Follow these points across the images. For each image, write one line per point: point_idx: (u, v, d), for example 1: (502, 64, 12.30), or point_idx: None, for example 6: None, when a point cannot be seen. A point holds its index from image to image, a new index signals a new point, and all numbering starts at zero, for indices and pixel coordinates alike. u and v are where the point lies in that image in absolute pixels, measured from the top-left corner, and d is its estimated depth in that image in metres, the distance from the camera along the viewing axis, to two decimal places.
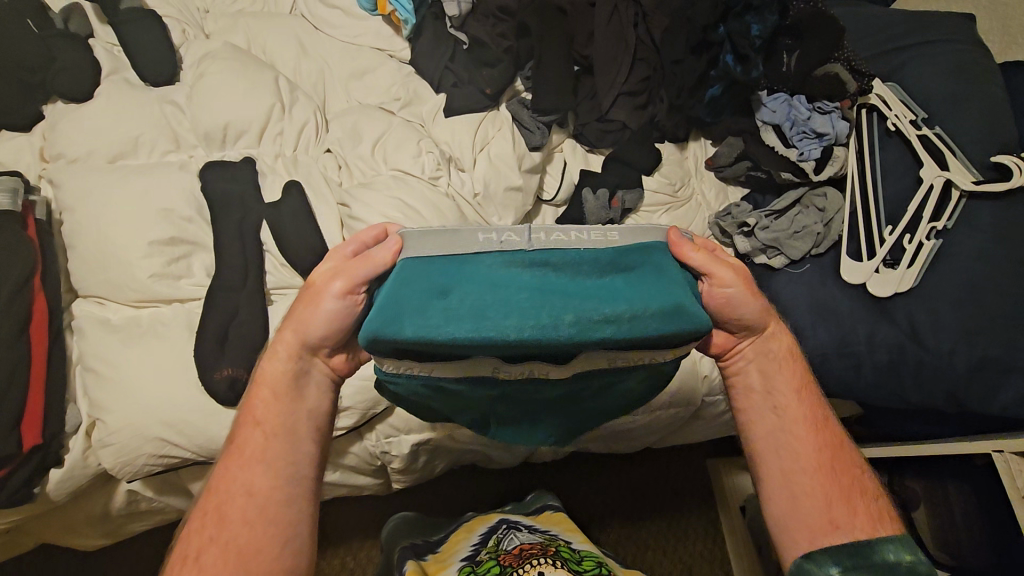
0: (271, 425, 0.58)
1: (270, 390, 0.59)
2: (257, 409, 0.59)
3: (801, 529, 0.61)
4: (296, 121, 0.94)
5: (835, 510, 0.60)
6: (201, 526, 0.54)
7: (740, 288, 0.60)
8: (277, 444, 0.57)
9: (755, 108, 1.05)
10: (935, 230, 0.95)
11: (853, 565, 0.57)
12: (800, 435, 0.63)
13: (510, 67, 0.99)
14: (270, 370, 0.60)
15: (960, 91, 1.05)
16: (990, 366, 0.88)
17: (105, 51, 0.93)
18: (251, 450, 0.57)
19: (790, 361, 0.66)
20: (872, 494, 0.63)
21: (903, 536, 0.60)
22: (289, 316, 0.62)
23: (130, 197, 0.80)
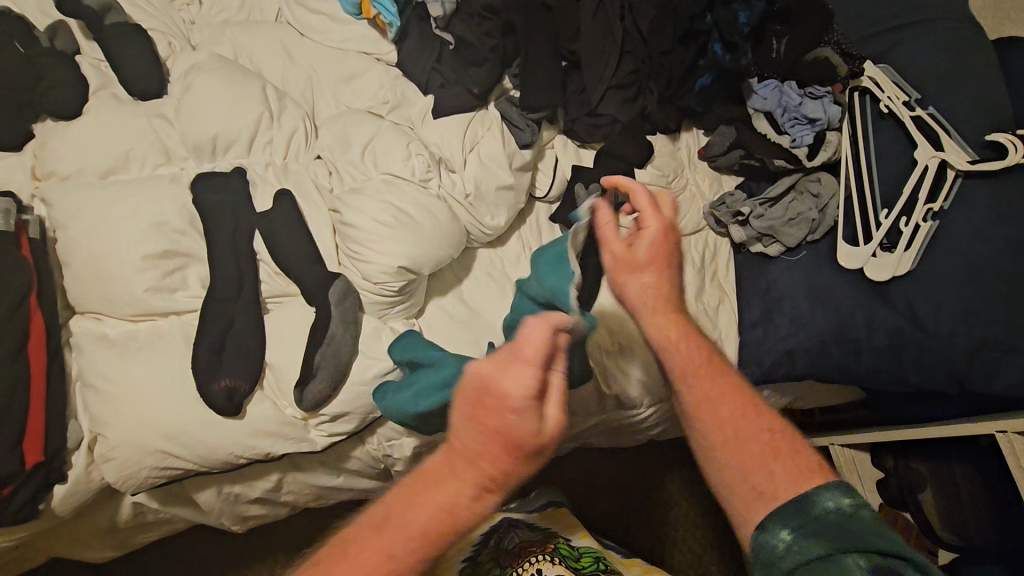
0: (409, 519, 0.48)
1: (497, 460, 0.47)
2: (419, 491, 0.49)
3: (741, 497, 0.60)
4: (285, 128, 0.94)
5: (760, 475, 0.60)
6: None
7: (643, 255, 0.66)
8: (410, 545, 0.48)
9: (746, 96, 1.04)
10: (931, 211, 0.95)
11: (799, 524, 0.55)
12: (715, 406, 0.64)
13: (497, 66, 0.98)
14: (500, 441, 0.46)
15: (953, 70, 1.04)
16: (990, 346, 0.88)
17: (91, 67, 0.93)
18: (381, 550, 0.48)
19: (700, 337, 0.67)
20: (800, 449, 0.62)
21: (846, 485, 0.57)
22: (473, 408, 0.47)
23: (123, 212, 0.80)
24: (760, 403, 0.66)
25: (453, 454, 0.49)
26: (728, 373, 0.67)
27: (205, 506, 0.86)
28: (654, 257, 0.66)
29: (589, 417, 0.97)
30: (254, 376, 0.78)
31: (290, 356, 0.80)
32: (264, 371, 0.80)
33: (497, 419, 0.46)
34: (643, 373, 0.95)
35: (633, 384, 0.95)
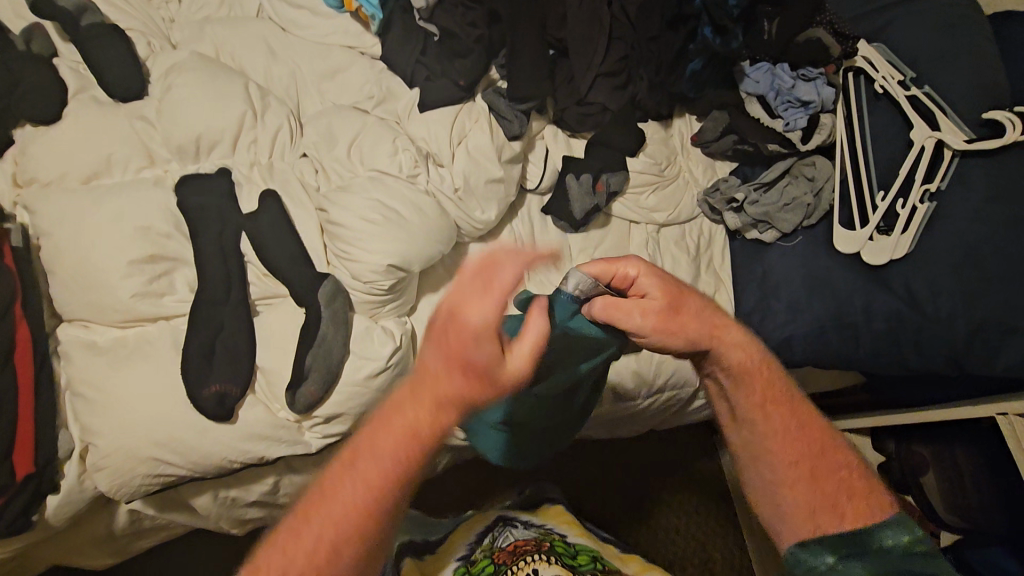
0: (390, 467, 0.47)
1: (433, 406, 0.46)
2: (380, 440, 0.47)
3: (788, 521, 0.62)
4: (269, 127, 0.92)
5: (820, 510, 0.61)
6: (284, 566, 0.46)
7: (655, 333, 0.63)
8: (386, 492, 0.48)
9: (738, 79, 1.03)
10: (928, 192, 0.93)
11: (851, 551, 0.57)
12: (777, 443, 0.64)
13: (483, 56, 0.96)
14: (427, 390, 0.46)
15: (948, 48, 1.02)
16: (990, 327, 0.87)
17: (70, 70, 0.91)
18: (367, 485, 0.48)
19: (771, 374, 0.67)
20: (862, 483, 0.63)
21: (904, 520, 0.58)
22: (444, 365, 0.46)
23: (107, 217, 0.79)
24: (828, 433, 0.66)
25: (396, 400, 0.48)
26: (798, 409, 0.67)
27: (202, 511, 0.85)
28: (669, 323, 0.63)
29: None
30: (245, 380, 0.77)
31: (281, 359, 0.80)
32: (254, 374, 0.80)
33: (425, 369, 0.46)
34: (640, 365, 0.94)
35: (631, 376, 0.94)
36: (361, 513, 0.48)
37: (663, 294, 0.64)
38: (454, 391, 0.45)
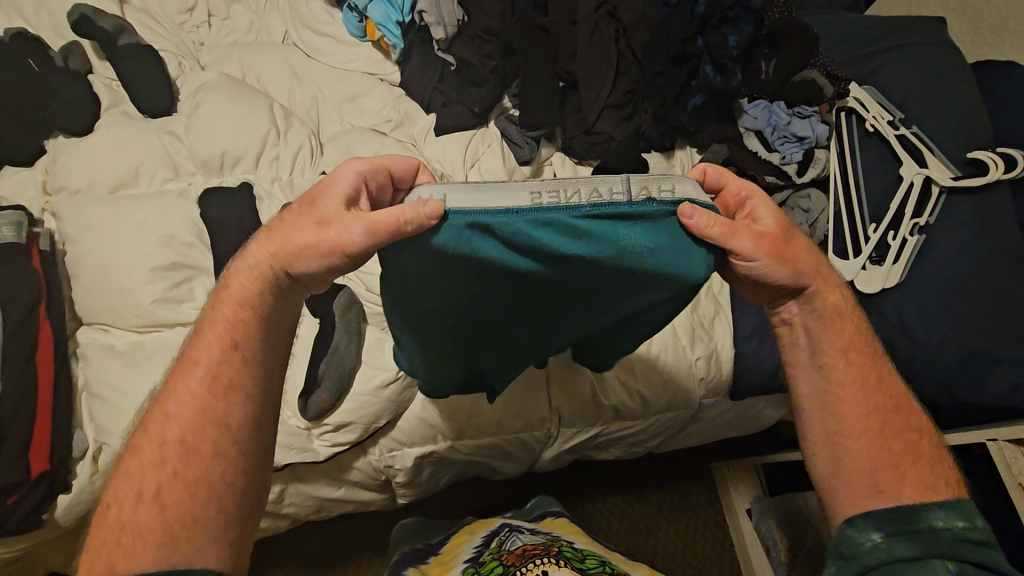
0: (208, 387, 0.54)
1: (240, 309, 0.56)
2: (195, 366, 0.55)
3: (846, 487, 0.61)
4: (291, 145, 0.96)
5: (881, 475, 0.59)
6: (147, 471, 0.51)
7: (765, 259, 0.56)
8: (214, 372, 0.54)
9: (738, 115, 1.08)
10: (918, 226, 0.98)
11: (898, 532, 0.56)
12: (847, 397, 0.62)
13: (497, 86, 1.02)
14: (238, 285, 0.56)
15: (934, 92, 1.08)
16: (978, 356, 0.91)
17: (104, 86, 0.96)
18: (190, 408, 0.53)
19: (855, 321, 0.65)
20: (926, 452, 0.61)
21: (964, 507, 0.57)
22: (274, 229, 0.56)
23: (133, 225, 0.82)
24: (903, 399, 0.64)
25: (211, 317, 0.57)
26: (874, 365, 0.64)
27: None
28: (781, 254, 0.57)
29: (588, 427, 0.99)
30: None
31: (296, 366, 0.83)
32: None
33: (232, 283, 0.57)
34: (642, 386, 0.96)
35: (631, 396, 0.96)
36: (194, 443, 0.52)
37: (778, 226, 0.59)
38: (253, 292, 0.56)
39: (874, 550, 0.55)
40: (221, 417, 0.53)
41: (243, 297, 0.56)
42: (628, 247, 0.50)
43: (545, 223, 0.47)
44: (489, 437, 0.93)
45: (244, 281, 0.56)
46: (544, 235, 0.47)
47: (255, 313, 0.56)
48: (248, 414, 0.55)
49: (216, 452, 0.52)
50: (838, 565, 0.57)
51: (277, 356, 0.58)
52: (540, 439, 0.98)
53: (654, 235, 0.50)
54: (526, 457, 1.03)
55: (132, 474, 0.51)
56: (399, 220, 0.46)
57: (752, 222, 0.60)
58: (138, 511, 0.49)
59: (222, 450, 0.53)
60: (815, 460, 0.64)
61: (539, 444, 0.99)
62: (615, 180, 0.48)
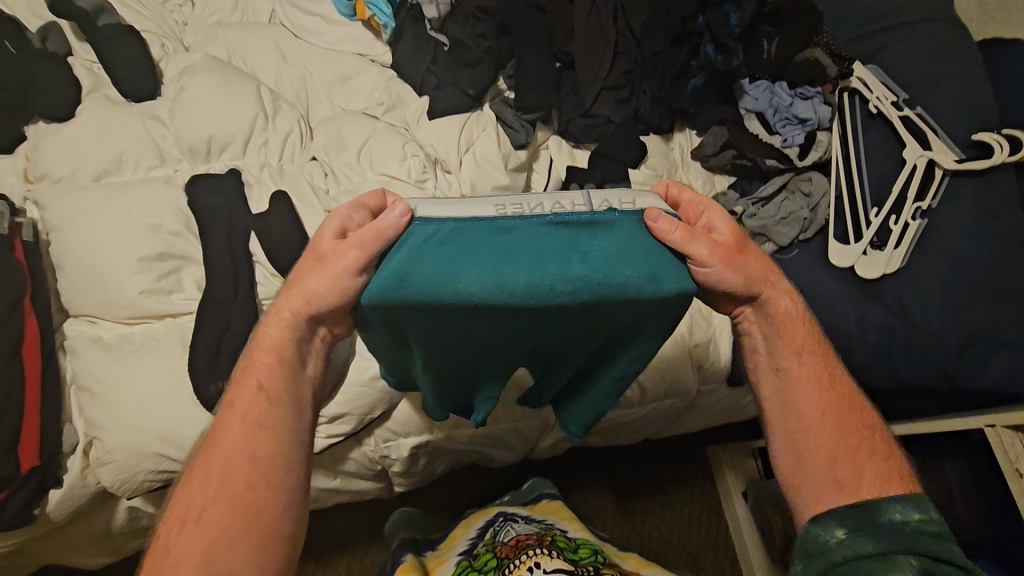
0: (244, 427, 0.54)
1: (273, 354, 0.57)
2: (231, 407, 0.55)
3: (808, 485, 0.60)
4: (280, 129, 0.94)
5: (840, 470, 0.59)
6: (201, 501, 0.51)
7: (720, 266, 0.54)
8: (255, 405, 0.55)
9: (738, 96, 1.05)
10: (921, 209, 0.97)
11: (858, 526, 0.55)
12: (805, 397, 0.62)
13: (492, 67, 0.99)
14: (271, 332, 0.58)
15: (940, 72, 1.06)
16: (978, 341, 0.90)
17: (84, 68, 0.92)
18: (232, 443, 0.53)
19: (803, 320, 0.65)
20: (880, 444, 0.62)
21: (918, 498, 0.57)
22: (292, 282, 0.58)
23: (118, 214, 0.80)
24: (857, 396, 0.65)
25: (246, 363, 0.57)
26: (829, 365, 0.65)
27: None
28: (734, 262, 0.56)
29: None
30: None
31: None
32: None
33: (263, 331, 0.58)
34: (640, 374, 0.95)
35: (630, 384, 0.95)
36: (232, 484, 0.51)
37: (732, 236, 0.58)
38: (287, 339, 0.57)
39: (839, 546, 0.54)
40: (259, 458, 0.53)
41: (277, 345, 0.57)
42: (604, 256, 0.48)
43: (504, 238, 0.48)
44: (485, 427, 0.92)
45: (278, 329, 0.57)
46: (504, 252, 0.47)
47: (285, 359, 0.57)
48: (290, 437, 0.55)
49: (268, 476, 0.53)
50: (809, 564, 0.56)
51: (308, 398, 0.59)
52: (536, 428, 0.97)
53: (621, 237, 0.49)
54: (523, 446, 1.02)
55: (175, 518, 0.51)
56: (388, 232, 0.51)
57: (709, 231, 0.59)
58: (181, 550, 0.48)
59: (262, 489, 0.52)
60: (777, 460, 0.64)
61: (535, 432, 0.99)
62: (573, 195, 0.51)
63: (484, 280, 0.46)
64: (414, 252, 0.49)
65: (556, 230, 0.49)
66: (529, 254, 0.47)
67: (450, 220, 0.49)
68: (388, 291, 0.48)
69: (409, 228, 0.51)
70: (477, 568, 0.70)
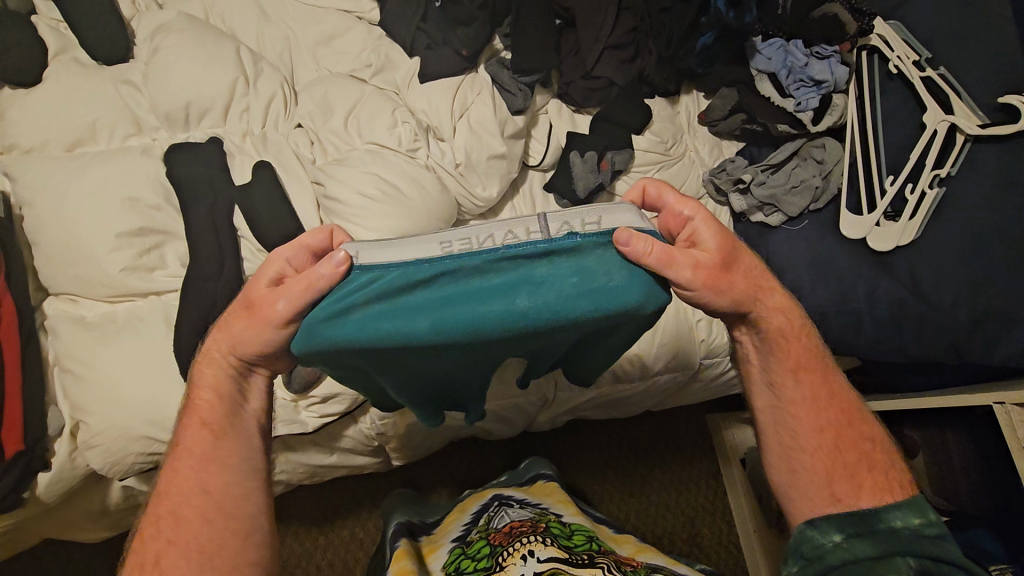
0: (194, 463, 0.56)
1: (213, 393, 0.59)
2: (183, 449, 0.57)
3: (802, 496, 0.59)
4: (262, 95, 0.88)
5: (836, 483, 0.58)
6: (164, 532, 0.53)
7: (701, 288, 0.55)
8: (202, 441, 0.57)
9: (750, 55, 1.00)
10: (938, 177, 0.92)
11: (857, 531, 0.55)
12: (800, 413, 0.61)
13: (487, 25, 0.92)
14: (211, 371, 0.60)
15: (968, 27, 0.98)
16: (992, 316, 0.86)
17: (49, 28, 0.86)
18: (185, 479, 0.56)
19: (797, 328, 0.63)
20: (877, 451, 0.60)
21: (917, 503, 0.56)
22: (227, 324, 0.60)
23: (92, 187, 0.76)
24: (857, 405, 0.63)
25: (190, 407, 0.60)
26: (828, 376, 0.63)
27: None
28: (718, 282, 0.56)
29: (584, 392, 0.96)
30: None
31: None
32: None
33: (203, 371, 0.60)
34: (642, 349, 0.93)
35: (631, 360, 0.93)
36: (189, 519, 0.54)
37: (719, 249, 0.57)
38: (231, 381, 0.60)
39: (835, 549, 0.54)
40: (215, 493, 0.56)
41: (218, 390, 0.59)
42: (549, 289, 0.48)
43: (449, 279, 0.48)
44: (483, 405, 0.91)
45: (222, 375, 0.60)
46: (450, 292, 0.48)
47: (228, 402, 0.59)
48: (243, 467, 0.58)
49: (226, 504, 0.55)
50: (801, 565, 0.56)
51: (256, 433, 0.61)
52: (534, 404, 0.96)
53: (575, 265, 0.48)
54: (521, 421, 1.01)
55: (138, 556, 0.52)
56: (322, 281, 0.51)
57: (693, 247, 0.57)
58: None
59: (217, 521, 0.54)
60: (772, 471, 0.63)
61: (533, 408, 0.97)
62: (528, 222, 0.49)
63: (432, 320, 0.48)
64: (357, 297, 0.49)
65: (508, 265, 0.48)
66: (474, 293, 0.48)
67: (393, 264, 0.48)
68: (339, 329, 0.49)
69: (348, 276, 0.50)
70: (470, 556, 0.71)
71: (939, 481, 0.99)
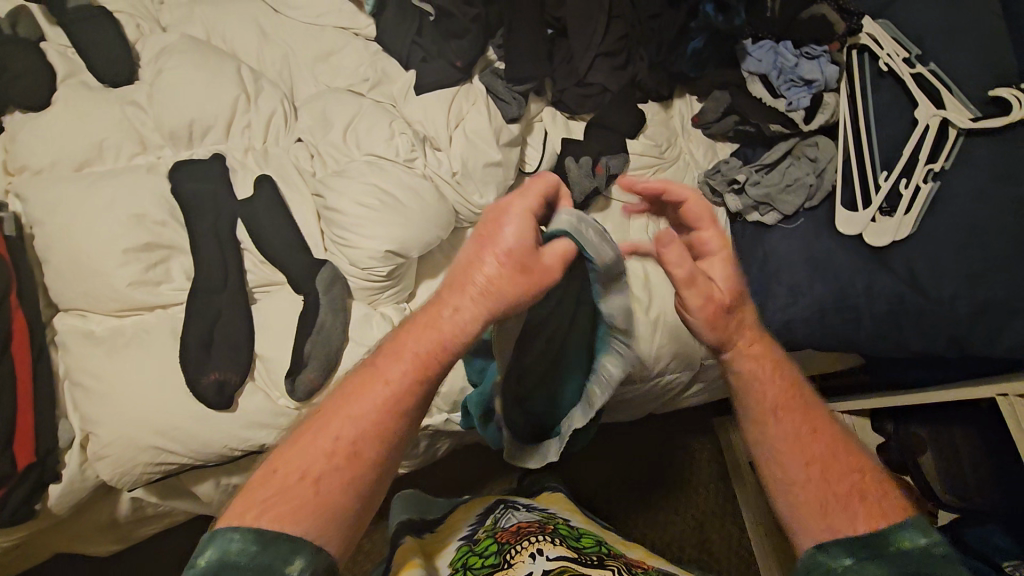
0: (383, 394, 0.49)
1: (442, 326, 0.51)
2: (349, 395, 0.50)
3: (797, 522, 0.56)
4: (263, 111, 0.91)
5: (827, 507, 0.55)
6: (306, 460, 0.48)
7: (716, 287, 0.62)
8: (408, 378, 0.50)
9: (740, 58, 1.01)
10: (932, 172, 0.92)
11: (869, 554, 0.51)
12: (779, 432, 0.58)
13: (480, 36, 0.95)
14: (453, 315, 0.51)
15: (956, 23, 0.99)
16: (996, 308, 0.85)
17: (59, 54, 0.89)
18: (365, 419, 0.49)
19: (779, 365, 0.61)
20: (870, 482, 0.57)
21: (921, 523, 0.53)
22: (493, 221, 0.52)
23: (100, 204, 0.78)
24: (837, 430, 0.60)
25: (374, 369, 0.51)
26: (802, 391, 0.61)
27: (205, 499, 0.85)
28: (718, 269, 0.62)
29: None
30: (243, 368, 0.77)
31: (282, 346, 0.79)
32: (254, 361, 0.79)
33: (454, 288, 0.52)
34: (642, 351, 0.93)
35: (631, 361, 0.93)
36: (329, 477, 0.47)
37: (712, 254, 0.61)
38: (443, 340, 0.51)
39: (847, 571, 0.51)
40: (357, 455, 0.48)
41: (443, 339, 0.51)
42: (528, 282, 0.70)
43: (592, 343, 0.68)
44: None
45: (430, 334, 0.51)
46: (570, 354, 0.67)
47: (425, 373, 0.51)
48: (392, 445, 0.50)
49: (348, 476, 0.48)
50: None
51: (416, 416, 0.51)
52: None
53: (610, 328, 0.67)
54: None
55: (238, 506, 0.46)
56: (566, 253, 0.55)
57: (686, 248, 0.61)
58: (233, 538, 0.43)
59: (351, 488, 0.48)
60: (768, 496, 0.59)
61: None
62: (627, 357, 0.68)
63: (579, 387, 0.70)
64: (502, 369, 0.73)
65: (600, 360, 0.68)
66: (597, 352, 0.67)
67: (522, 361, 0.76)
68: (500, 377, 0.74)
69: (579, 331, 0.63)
70: (478, 553, 0.72)
71: (950, 476, 0.97)
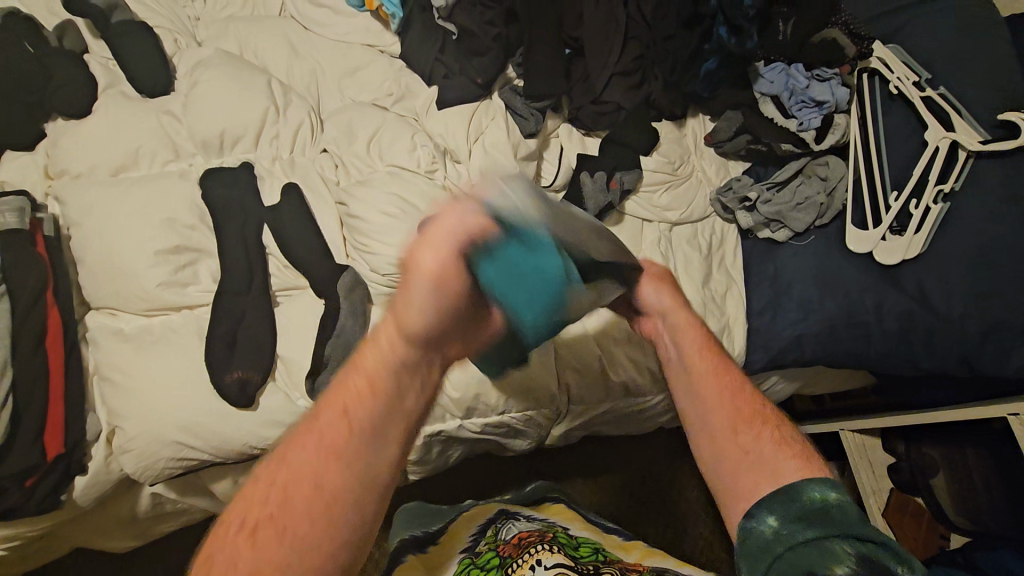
0: (319, 445, 0.46)
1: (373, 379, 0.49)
2: (294, 445, 0.46)
3: (725, 483, 0.57)
4: (290, 123, 0.94)
5: (746, 458, 0.57)
6: (248, 520, 0.43)
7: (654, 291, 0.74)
8: (343, 426, 0.47)
9: (753, 79, 1.04)
10: (942, 193, 0.93)
11: (794, 516, 0.49)
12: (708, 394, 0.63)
13: (500, 55, 0.98)
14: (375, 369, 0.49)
15: (964, 49, 1.02)
16: (1003, 327, 0.86)
17: (100, 66, 0.94)
18: (303, 472, 0.45)
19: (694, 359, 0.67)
20: (782, 453, 0.56)
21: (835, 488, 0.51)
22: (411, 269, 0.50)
23: (135, 208, 0.81)
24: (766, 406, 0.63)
25: (315, 420, 0.47)
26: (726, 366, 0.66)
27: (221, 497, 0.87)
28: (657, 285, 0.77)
29: (597, 405, 0.98)
30: (264, 368, 0.79)
31: (303, 348, 0.81)
32: (276, 363, 0.82)
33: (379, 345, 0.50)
34: (652, 364, 0.95)
35: (642, 373, 0.95)
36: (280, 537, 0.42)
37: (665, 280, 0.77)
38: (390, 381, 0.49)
39: (777, 537, 0.48)
40: (336, 506, 0.45)
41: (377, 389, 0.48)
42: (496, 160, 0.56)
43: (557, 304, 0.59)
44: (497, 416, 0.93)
45: (384, 378, 0.48)
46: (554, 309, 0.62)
47: (385, 397, 0.48)
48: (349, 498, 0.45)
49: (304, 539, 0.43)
50: (751, 565, 0.48)
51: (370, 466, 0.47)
52: (548, 417, 0.97)
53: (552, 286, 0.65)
54: (536, 435, 1.02)
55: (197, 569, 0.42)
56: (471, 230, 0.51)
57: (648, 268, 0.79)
58: None
59: (304, 550, 0.42)
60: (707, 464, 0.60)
61: (546, 422, 0.99)
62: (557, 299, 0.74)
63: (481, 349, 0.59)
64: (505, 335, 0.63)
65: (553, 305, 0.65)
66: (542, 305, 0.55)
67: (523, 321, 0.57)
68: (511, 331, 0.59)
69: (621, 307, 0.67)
70: (479, 566, 0.73)
71: (961, 497, 0.97)
